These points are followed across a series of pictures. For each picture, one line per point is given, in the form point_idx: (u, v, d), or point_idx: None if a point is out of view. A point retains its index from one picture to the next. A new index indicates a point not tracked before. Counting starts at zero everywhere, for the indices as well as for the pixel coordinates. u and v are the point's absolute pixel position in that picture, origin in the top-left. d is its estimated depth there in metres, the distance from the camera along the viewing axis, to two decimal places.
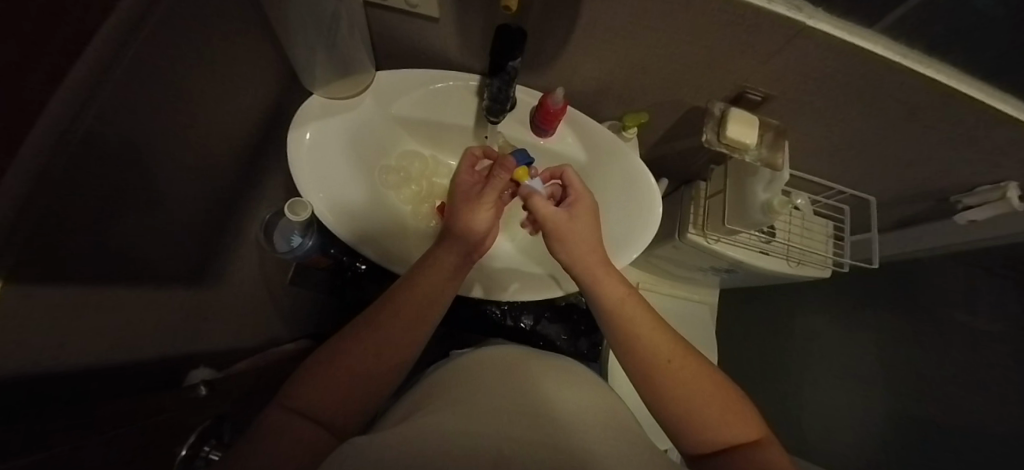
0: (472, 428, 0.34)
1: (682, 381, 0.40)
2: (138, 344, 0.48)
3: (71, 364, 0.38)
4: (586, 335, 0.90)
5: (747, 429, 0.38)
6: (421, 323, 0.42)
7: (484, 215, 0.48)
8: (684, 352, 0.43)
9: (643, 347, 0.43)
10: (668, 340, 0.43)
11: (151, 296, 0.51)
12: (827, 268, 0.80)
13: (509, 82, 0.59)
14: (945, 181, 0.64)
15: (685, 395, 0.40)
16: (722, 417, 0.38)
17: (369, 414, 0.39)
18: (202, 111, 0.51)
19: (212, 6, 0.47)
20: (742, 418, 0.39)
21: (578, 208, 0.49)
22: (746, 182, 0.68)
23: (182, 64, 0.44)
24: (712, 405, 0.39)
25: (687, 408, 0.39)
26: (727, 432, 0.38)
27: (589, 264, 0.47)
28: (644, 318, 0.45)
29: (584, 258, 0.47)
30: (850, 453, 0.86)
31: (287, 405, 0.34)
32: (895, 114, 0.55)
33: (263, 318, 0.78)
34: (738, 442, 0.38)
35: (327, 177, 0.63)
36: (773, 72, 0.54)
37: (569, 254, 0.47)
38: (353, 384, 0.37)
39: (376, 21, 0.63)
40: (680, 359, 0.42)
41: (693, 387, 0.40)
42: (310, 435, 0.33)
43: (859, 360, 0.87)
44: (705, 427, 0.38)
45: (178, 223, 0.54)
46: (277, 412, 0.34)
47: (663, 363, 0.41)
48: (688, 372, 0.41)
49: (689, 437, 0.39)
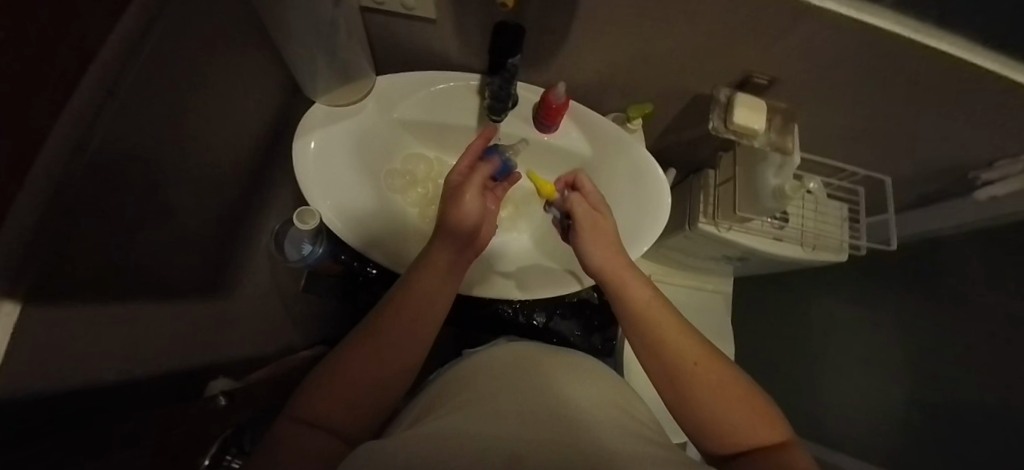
0: (481, 431, 0.33)
1: (707, 382, 0.38)
2: (151, 358, 0.49)
3: (76, 382, 0.38)
4: (599, 330, 0.89)
5: (776, 432, 0.35)
6: (423, 323, 0.43)
7: (470, 202, 0.51)
8: (710, 353, 0.40)
9: (666, 346, 0.41)
10: (692, 341, 0.41)
11: (163, 309, 0.52)
12: (844, 252, 0.78)
13: (509, 80, 0.60)
14: (964, 157, 0.62)
15: (707, 395, 0.37)
16: (750, 418, 0.36)
17: (378, 419, 0.39)
18: (206, 125, 0.52)
19: (212, 22, 0.47)
20: (771, 421, 0.36)
21: (599, 210, 0.50)
22: (756, 168, 0.67)
23: (184, 81, 0.44)
24: (734, 401, 0.36)
25: (711, 407, 0.37)
26: (754, 434, 0.35)
27: (614, 268, 0.47)
28: (670, 321, 0.43)
29: (610, 262, 0.47)
30: (873, 440, 0.84)
31: (297, 418, 0.35)
32: (909, 92, 0.53)
33: (276, 326, 0.79)
34: (767, 443, 0.34)
35: (333, 184, 0.63)
36: (778, 55, 0.52)
37: (596, 258, 0.48)
38: (360, 387, 0.37)
39: (375, 26, 0.63)
40: (707, 362, 0.39)
41: (713, 383, 0.38)
42: (322, 444, 0.34)
43: (879, 345, 0.84)
44: (732, 430, 0.35)
45: (187, 237, 0.55)
46: (286, 427, 0.34)
47: (688, 363, 0.39)
48: (714, 375, 0.38)
49: (714, 438, 0.36)
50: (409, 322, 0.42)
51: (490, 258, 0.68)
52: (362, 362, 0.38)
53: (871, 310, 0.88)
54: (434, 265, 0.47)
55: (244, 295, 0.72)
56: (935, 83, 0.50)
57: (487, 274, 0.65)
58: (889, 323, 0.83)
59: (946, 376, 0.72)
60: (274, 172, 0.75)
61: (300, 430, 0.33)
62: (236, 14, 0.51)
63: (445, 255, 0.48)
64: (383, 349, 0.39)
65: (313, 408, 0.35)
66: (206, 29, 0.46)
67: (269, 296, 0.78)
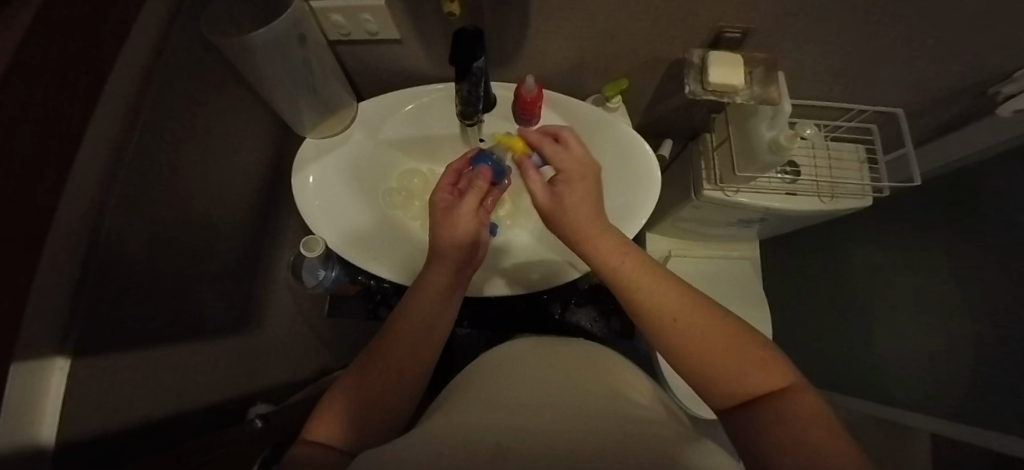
0: (471, 432, 0.35)
1: (692, 338, 0.36)
2: (182, 397, 0.54)
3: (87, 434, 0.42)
4: (618, 314, 0.88)
5: (773, 376, 0.33)
6: (419, 338, 0.45)
7: (465, 222, 0.46)
8: (691, 302, 0.38)
9: (646, 307, 0.39)
10: (674, 293, 0.39)
11: (198, 347, 0.58)
12: (867, 195, 0.72)
13: (478, 83, 0.59)
14: (979, 73, 0.58)
15: (694, 350, 0.36)
16: (740, 365, 0.33)
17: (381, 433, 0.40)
18: (199, 177, 0.56)
19: (196, 81, 0.52)
20: (766, 364, 0.33)
21: (574, 175, 0.45)
22: (749, 124, 0.64)
23: (164, 141, 0.48)
24: (730, 356, 0.34)
25: (705, 364, 0.35)
26: (749, 382, 0.33)
27: (586, 233, 0.43)
28: (650, 278, 0.40)
29: (581, 227, 0.43)
30: (929, 392, 0.77)
31: (310, 440, 0.37)
32: (898, 15, 0.49)
33: (306, 351, 0.84)
34: (766, 390, 0.32)
35: (335, 212, 0.66)
36: (744, 5, 0.50)
37: (567, 227, 0.44)
38: (360, 404, 0.40)
39: (348, 56, 0.67)
40: (687, 313, 0.37)
41: (705, 340, 0.35)
42: (336, 459, 0.36)
43: (928, 289, 0.77)
44: (728, 383, 0.33)
45: (209, 282, 0.60)
46: (300, 449, 0.36)
47: (667, 321, 0.37)
48: (697, 326, 0.36)
49: (713, 392, 0.35)
50: (410, 339, 0.44)
51: (494, 257, 0.69)
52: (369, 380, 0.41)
53: (914, 253, 0.81)
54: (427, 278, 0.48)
55: (272, 326, 0.77)
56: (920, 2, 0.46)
57: (492, 273, 0.66)
58: (932, 265, 0.77)
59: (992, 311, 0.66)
60: (280, 208, 0.80)
61: (314, 450, 0.35)
62: (219, 72, 0.56)
63: (445, 275, 0.47)
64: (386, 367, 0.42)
65: (325, 430, 0.38)
66: (193, 92, 0.51)
67: (297, 324, 0.84)
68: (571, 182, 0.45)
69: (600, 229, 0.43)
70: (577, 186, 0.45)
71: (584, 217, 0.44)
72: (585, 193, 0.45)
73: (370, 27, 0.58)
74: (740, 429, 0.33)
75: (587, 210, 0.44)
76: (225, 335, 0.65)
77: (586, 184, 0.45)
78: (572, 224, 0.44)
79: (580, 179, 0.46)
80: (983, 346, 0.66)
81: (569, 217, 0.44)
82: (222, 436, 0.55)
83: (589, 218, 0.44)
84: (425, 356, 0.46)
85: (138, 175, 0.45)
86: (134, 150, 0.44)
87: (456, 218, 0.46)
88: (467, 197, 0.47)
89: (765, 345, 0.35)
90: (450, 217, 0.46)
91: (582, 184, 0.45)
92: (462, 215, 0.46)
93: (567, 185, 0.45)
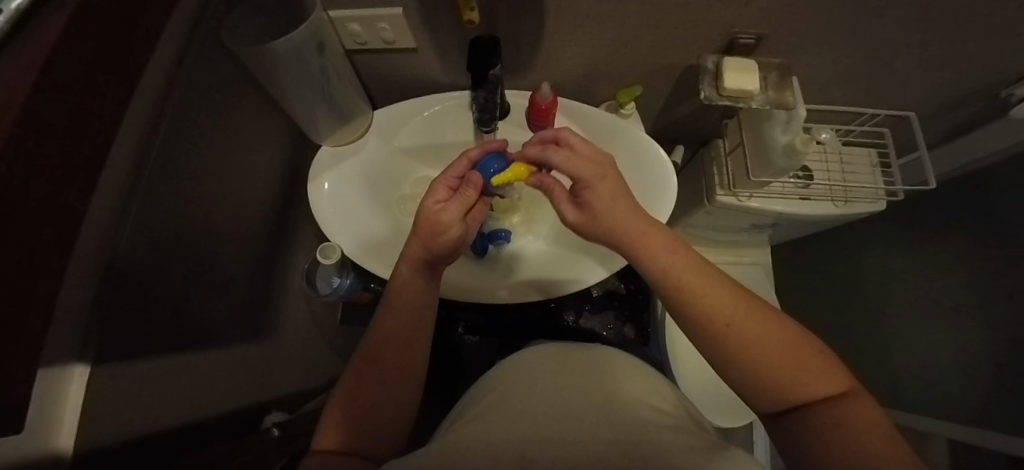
0: (515, 439, 0.35)
1: (749, 342, 0.34)
2: (200, 404, 0.55)
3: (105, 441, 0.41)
4: (632, 321, 0.87)
5: (829, 381, 0.32)
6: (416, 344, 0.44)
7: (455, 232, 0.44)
8: (742, 304, 0.36)
9: (694, 312, 0.37)
10: (726, 295, 0.37)
11: (214, 355, 0.58)
12: (881, 199, 0.72)
13: (494, 90, 0.60)
14: (992, 75, 0.58)
15: (752, 355, 0.34)
16: (800, 372, 0.33)
17: (393, 435, 0.42)
18: (217, 183, 0.56)
19: (216, 89, 0.53)
20: (823, 368, 0.33)
21: (592, 178, 0.42)
22: (761, 129, 0.64)
23: (184, 149, 0.49)
24: (786, 362, 0.33)
25: (763, 366, 0.33)
26: (808, 389, 0.32)
27: (633, 233, 0.41)
28: (702, 279, 0.38)
29: (625, 225, 0.41)
30: (950, 397, 0.75)
31: (320, 450, 0.38)
32: (907, 19, 0.50)
33: (319, 360, 0.83)
34: (826, 395, 0.32)
35: (350, 219, 0.66)
36: (758, 10, 0.51)
37: (607, 230, 0.42)
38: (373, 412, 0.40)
39: (364, 65, 0.68)
40: (742, 317, 0.35)
41: (763, 344, 0.34)
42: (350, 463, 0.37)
43: (944, 293, 0.76)
44: (788, 389, 0.32)
45: (225, 290, 0.60)
46: (313, 459, 0.37)
47: (721, 325, 0.35)
48: (755, 330, 0.34)
49: (763, 398, 0.34)
50: (404, 337, 0.44)
51: (510, 264, 0.68)
52: (371, 393, 0.41)
53: (930, 256, 0.80)
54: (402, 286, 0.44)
55: (286, 334, 0.77)
56: (931, 4, 0.47)
57: (506, 280, 0.66)
58: (949, 267, 0.76)
59: (1005, 311, 0.65)
60: (295, 217, 0.80)
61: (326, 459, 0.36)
62: (239, 81, 0.57)
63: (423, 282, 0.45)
64: (386, 374, 0.42)
65: (334, 439, 0.39)
66: (211, 101, 0.52)
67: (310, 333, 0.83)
68: (593, 185, 0.42)
69: (642, 225, 0.41)
70: (602, 187, 0.42)
71: (624, 213, 0.42)
72: (611, 192, 0.42)
73: (387, 36, 0.59)
74: (791, 433, 0.33)
75: (622, 207, 0.42)
76: (241, 343, 0.65)
77: (608, 183, 0.42)
78: (622, 225, 0.41)
79: (601, 179, 0.43)
80: (1006, 348, 0.65)
81: (603, 223, 0.42)
82: (243, 440, 0.56)
83: (630, 216, 0.42)
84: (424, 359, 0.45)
85: (159, 180, 0.45)
86: (152, 157, 0.44)
87: (443, 226, 0.43)
88: (450, 206, 0.44)
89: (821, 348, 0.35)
90: (435, 223, 0.43)
91: (606, 184, 0.43)
92: (450, 225, 0.43)
93: (589, 192, 0.42)
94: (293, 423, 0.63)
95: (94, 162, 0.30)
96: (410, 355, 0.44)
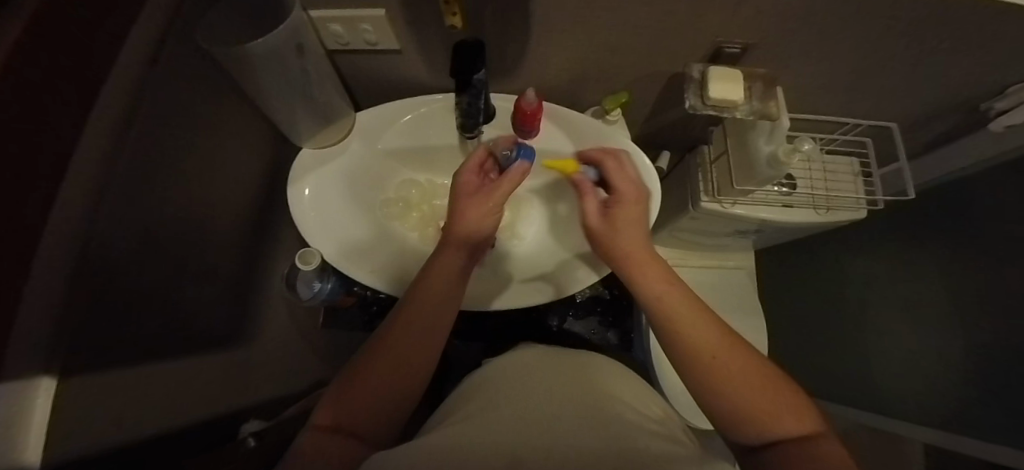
0: (482, 438, 0.35)
1: (728, 374, 0.34)
2: (175, 410, 0.53)
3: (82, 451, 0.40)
4: (615, 326, 0.88)
5: (802, 419, 0.32)
6: (433, 330, 0.44)
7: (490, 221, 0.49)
8: (728, 340, 0.37)
9: (682, 342, 0.38)
10: (715, 328, 0.38)
11: (188, 363, 0.57)
12: (863, 208, 0.73)
13: (480, 95, 0.58)
14: (971, 89, 0.59)
15: (729, 388, 0.34)
16: (777, 408, 0.32)
17: (397, 424, 0.39)
18: (194, 185, 0.55)
19: (191, 91, 0.51)
20: (799, 408, 0.33)
21: (628, 201, 0.48)
22: (747, 139, 0.64)
23: (162, 155, 0.48)
24: (762, 395, 0.33)
25: (737, 393, 0.33)
26: (782, 424, 0.32)
27: (637, 257, 0.45)
28: (688, 309, 0.39)
29: (630, 250, 0.45)
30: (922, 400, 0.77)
31: (318, 426, 0.35)
32: (890, 33, 0.50)
33: (299, 364, 0.82)
34: (799, 433, 0.31)
35: (331, 224, 0.65)
36: (745, 21, 0.51)
37: (617, 250, 0.46)
38: (380, 389, 0.38)
39: (347, 66, 0.66)
40: (725, 351, 0.36)
41: (741, 377, 0.34)
42: (350, 445, 0.34)
43: (922, 295, 0.77)
44: (763, 421, 0.32)
45: (201, 292, 0.59)
46: (310, 437, 0.34)
47: (706, 355, 0.36)
48: (736, 365, 0.35)
49: (738, 428, 0.33)
50: (426, 318, 0.43)
51: (494, 269, 0.67)
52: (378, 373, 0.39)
53: (909, 262, 0.81)
54: (440, 270, 0.47)
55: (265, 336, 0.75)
56: (915, 20, 0.47)
57: (491, 287, 0.65)
58: (926, 274, 0.77)
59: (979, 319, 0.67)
60: (276, 220, 0.78)
61: (326, 436, 0.33)
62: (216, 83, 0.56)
63: (455, 260, 0.48)
64: (399, 356, 0.40)
65: (333, 415, 0.36)
66: (187, 103, 0.51)
67: (291, 335, 0.82)
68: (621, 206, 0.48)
69: (648, 254, 0.45)
70: (630, 209, 0.48)
71: (636, 237, 0.46)
72: (632, 219, 0.47)
73: (369, 37, 0.57)
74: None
75: (636, 233, 0.46)
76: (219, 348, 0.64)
77: (635, 208, 0.48)
78: (625, 247, 0.46)
79: (633, 203, 0.48)
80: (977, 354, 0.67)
81: (619, 242, 0.46)
82: (217, 450, 0.55)
83: (638, 245, 0.46)
84: (438, 347, 0.44)
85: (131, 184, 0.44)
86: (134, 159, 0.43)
87: (483, 214, 0.49)
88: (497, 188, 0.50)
89: (796, 388, 0.35)
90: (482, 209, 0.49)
91: (633, 209, 0.48)
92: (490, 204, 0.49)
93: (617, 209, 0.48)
94: (272, 430, 0.63)
95: (52, 175, 0.29)
96: (427, 339, 0.43)
